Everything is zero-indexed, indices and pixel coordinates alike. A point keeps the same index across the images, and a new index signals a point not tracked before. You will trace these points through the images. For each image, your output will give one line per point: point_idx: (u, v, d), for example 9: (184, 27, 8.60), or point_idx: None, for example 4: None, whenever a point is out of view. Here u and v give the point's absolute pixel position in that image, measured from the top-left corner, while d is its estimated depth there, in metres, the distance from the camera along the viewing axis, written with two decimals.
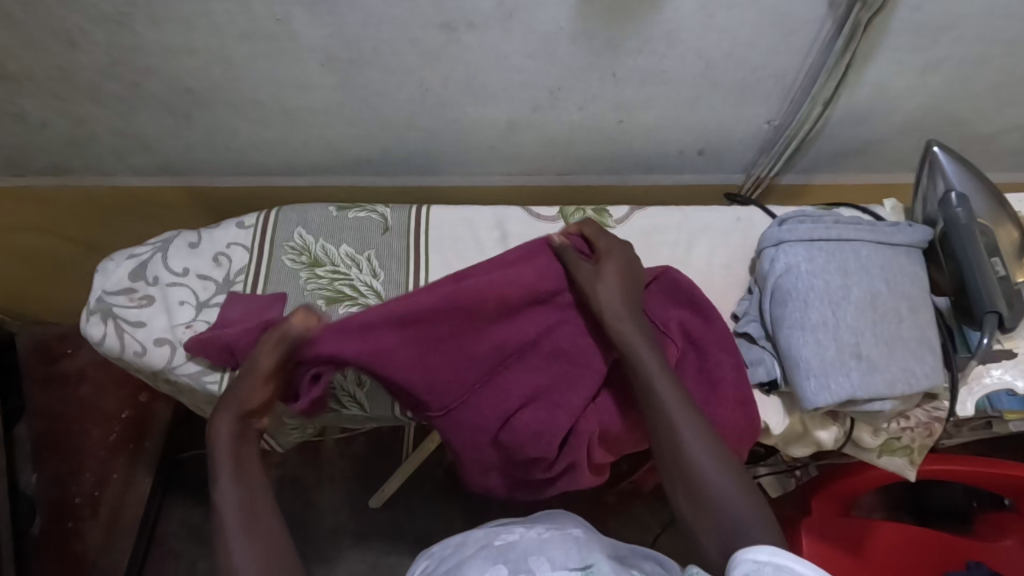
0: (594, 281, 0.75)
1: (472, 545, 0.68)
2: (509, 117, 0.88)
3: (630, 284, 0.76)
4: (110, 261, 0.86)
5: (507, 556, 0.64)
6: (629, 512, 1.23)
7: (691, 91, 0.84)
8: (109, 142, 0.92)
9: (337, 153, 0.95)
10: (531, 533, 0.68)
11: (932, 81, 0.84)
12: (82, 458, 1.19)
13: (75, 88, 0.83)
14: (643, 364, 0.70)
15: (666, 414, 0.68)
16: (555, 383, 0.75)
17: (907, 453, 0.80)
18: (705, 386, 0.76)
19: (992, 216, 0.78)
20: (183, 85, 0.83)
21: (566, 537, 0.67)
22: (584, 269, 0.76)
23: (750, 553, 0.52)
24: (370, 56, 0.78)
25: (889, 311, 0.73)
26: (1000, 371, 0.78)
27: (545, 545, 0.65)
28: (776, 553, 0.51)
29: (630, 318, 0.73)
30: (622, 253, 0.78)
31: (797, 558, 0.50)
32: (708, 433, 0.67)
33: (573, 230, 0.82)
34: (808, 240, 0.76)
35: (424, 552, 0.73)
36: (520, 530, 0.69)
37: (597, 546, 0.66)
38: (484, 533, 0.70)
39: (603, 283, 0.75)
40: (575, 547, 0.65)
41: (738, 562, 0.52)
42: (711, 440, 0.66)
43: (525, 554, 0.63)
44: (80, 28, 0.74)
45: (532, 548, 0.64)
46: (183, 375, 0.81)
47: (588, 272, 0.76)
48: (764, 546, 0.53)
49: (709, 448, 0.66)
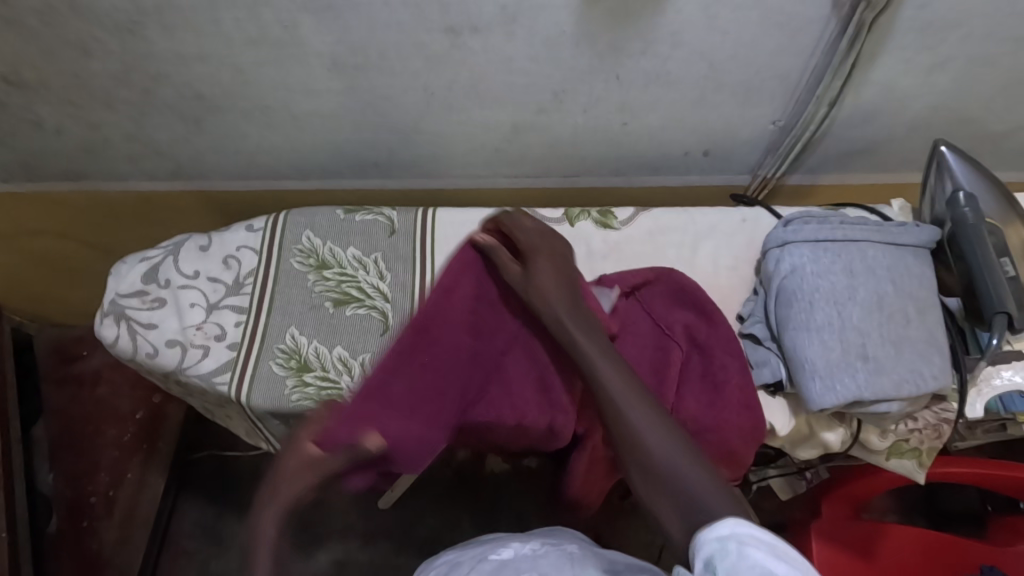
0: (525, 282, 0.74)
1: (466, 560, 0.69)
2: (513, 119, 0.89)
3: (562, 275, 0.75)
4: (123, 264, 0.88)
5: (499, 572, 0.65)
6: (637, 513, 1.23)
7: (696, 93, 0.84)
8: (122, 147, 0.94)
9: (344, 156, 0.96)
10: (525, 549, 0.69)
11: (941, 80, 0.83)
12: (97, 457, 1.23)
13: (88, 94, 0.84)
14: (583, 353, 0.69)
15: (611, 399, 0.65)
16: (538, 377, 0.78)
17: (916, 456, 0.79)
18: (708, 391, 0.76)
19: (1001, 216, 0.77)
20: (193, 91, 0.84)
21: (561, 552, 0.68)
22: (512, 270, 0.76)
23: (712, 530, 0.53)
24: (375, 61, 0.79)
25: (895, 312, 0.72)
26: (1010, 373, 0.77)
27: (537, 561, 0.66)
28: (736, 524, 0.52)
29: (566, 310, 0.72)
30: (541, 248, 0.77)
31: (752, 526, 0.52)
32: (656, 414, 0.64)
33: (491, 226, 0.80)
34: (813, 240, 0.76)
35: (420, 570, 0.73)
36: (513, 547, 0.70)
37: (591, 561, 0.67)
38: (479, 549, 0.71)
39: (535, 281, 0.74)
40: (567, 564, 0.65)
41: (701, 542, 0.53)
42: (660, 420, 0.63)
43: (517, 570, 0.65)
44: (94, 37, 0.76)
45: (524, 564, 0.65)
46: (193, 376, 0.82)
47: (517, 275, 0.75)
48: (723, 521, 0.54)
49: (659, 427, 0.62)
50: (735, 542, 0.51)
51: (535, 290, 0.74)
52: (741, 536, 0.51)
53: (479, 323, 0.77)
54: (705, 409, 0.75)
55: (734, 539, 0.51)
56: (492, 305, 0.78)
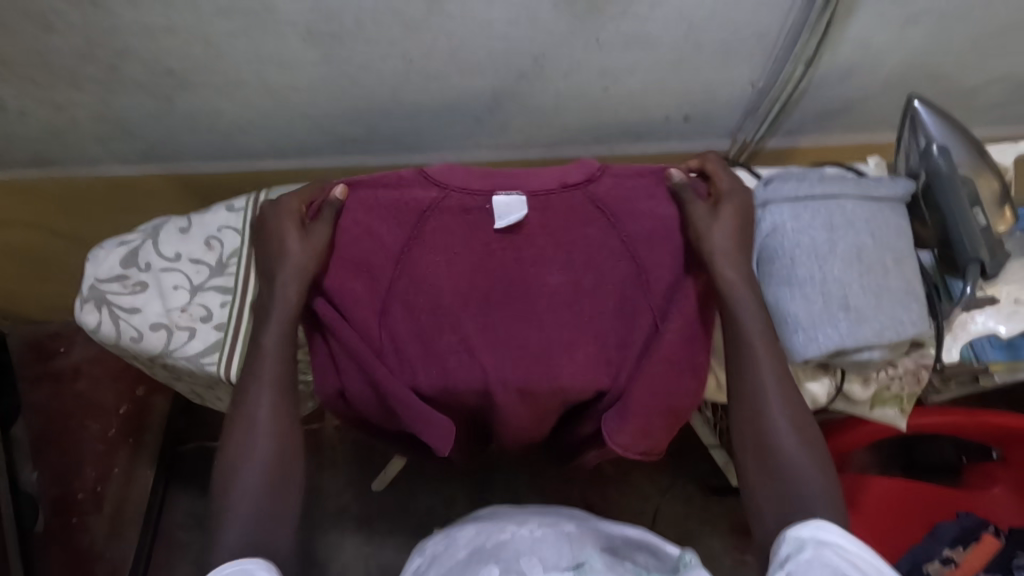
0: (709, 221, 0.73)
1: (462, 548, 0.69)
2: (494, 88, 0.88)
3: (743, 226, 0.74)
4: (100, 248, 0.86)
5: (498, 555, 0.65)
6: (629, 481, 1.25)
7: (675, 54, 0.85)
8: (93, 130, 0.92)
9: (324, 132, 0.95)
10: (523, 531, 0.69)
11: (913, 35, 0.85)
12: (81, 453, 1.22)
13: (53, 73, 0.82)
14: (746, 334, 0.70)
15: (759, 397, 0.68)
16: (454, 322, 0.75)
17: (897, 403, 0.83)
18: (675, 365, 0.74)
19: (974, 167, 0.80)
20: (164, 67, 0.82)
21: (557, 534, 0.68)
22: (697, 206, 0.75)
23: (794, 531, 0.57)
24: (351, 28, 0.78)
25: (874, 263, 0.74)
26: (984, 319, 0.80)
27: (536, 546, 0.66)
28: (817, 528, 0.56)
29: (746, 289, 0.71)
30: (742, 194, 0.75)
31: (840, 548, 0.54)
32: (793, 410, 0.67)
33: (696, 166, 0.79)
34: (793, 198, 0.77)
35: (417, 547, 0.75)
36: (511, 528, 0.70)
37: (587, 540, 0.68)
38: (475, 532, 0.71)
39: (717, 223, 0.73)
40: (566, 546, 0.66)
41: (784, 542, 0.57)
42: (793, 409, 0.67)
43: (517, 555, 0.65)
44: (57, 10, 0.74)
45: (523, 548, 0.66)
46: (181, 358, 0.82)
47: (701, 212, 0.74)
48: (803, 523, 0.58)
49: (792, 422, 0.67)
50: (813, 543, 0.55)
51: (715, 235, 0.73)
52: (822, 543, 0.55)
53: (357, 278, 0.76)
54: (674, 376, 0.74)
55: (813, 539, 0.55)
56: (352, 274, 0.76)
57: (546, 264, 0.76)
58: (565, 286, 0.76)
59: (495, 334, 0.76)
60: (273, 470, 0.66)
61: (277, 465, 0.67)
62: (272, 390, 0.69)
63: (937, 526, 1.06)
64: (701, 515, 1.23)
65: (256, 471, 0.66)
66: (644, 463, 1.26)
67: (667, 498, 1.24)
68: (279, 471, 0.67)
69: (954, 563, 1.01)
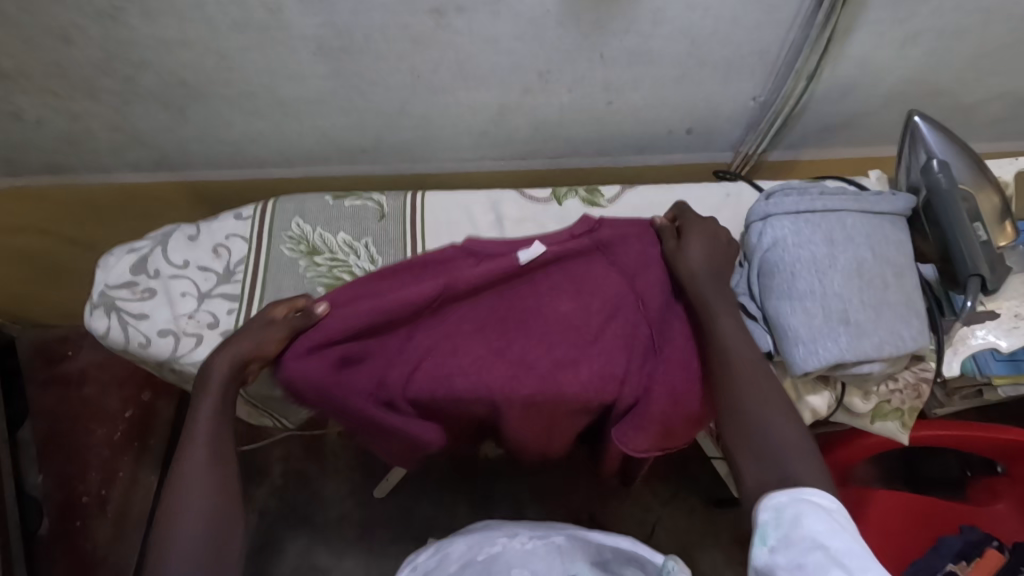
0: (679, 252, 0.79)
1: (454, 561, 0.69)
2: (499, 101, 0.89)
3: (713, 252, 0.79)
4: (111, 256, 0.87)
5: (492, 569, 0.69)
6: (632, 492, 1.25)
7: (679, 69, 0.86)
8: (106, 139, 0.93)
9: (331, 143, 0.96)
10: (514, 543, 0.71)
11: (914, 52, 0.86)
12: (88, 458, 1.23)
13: (69, 83, 0.83)
14: (712, 316, 0.74)
15: (730, 372, 0.70)
16: (462, 344, 0.77)
17: (898, 416, 0.82)
18: (683, 383, 0.75)
19: (974, 182, 0.80)
20: (178, 79, 0.84)
21: (549, 547, 0.71)
22: (670, 242, 0.81)
23: (772, 501, 0.57)
24: (361, 43, 0.79)
25: (874, 277, 0.75)
26: (985, 332, 0.81)
27: (528, 559, 0.70)
28: (796, 495, 0.57)
29: (712, 293, 0.76)
30: (707, 228, 0.81)
31: (817, 517, 0.54)
32: (767, 386, 0.69)
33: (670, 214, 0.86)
34: (794, 212, 0.78)
35: (405, 561, 0.74)
36: (503, 540, 0.71)
37: (579, 553, 0.70)
38: (466, 545, 0.72)
39: (687, 252, 0.78)
40: (558, 560, 0.69)
41: (761, 511, 0.57)
42: (767, 386, 0.69)
43: (509, 567, 0.69)
44: (75, 24, 0.76)
45: (516, 561, 0.70)
46: (188, 364, 0.82)
47: (673, 246, 0.80)
48: (782, 490, 0.59)
49: (766, 394, 0.68)
50: (793, 508, 0.56)
51: (688, 261, 0.78)
52: (800, 508, 0.55)
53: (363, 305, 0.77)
54: (671, 398, 0.75)
55: (792, 506, 0.56)
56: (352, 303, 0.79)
57: (558, 293, 0.80)
58: (571, 315, 0.78)
59: (502, 355, 0.77)
60: (217, 491, 0.65)
61: (223, 485, 0.65)
62: (212, 400, 0.71)
63: (940, 541, 1.05)
64: (703, 526, 1.23)
65: (206, 491, 0.64)
66: (646, 474, 1.26)
67: (670, 509, 1.24)
68: (222, 494, 0.65)
69: None
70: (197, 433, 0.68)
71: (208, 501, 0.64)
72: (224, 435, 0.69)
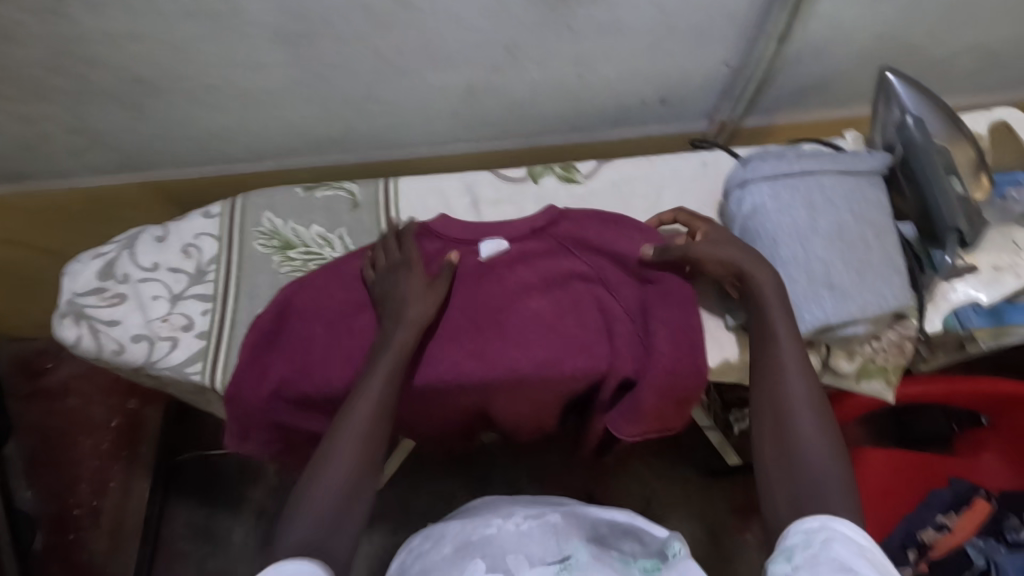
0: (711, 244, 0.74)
1: (449, 544, 0.68)
2: (468, 81, 0.87)
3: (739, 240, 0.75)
4: (77, 262, 0.85)
5: (485, 551, 0.64)
6: (628, 468, 1.25)
7: (649, 38, 0.84)
8: (63, 141, 0.90)
9: (298, 133, 0.94)
10: (509, 525, 0.68)
11: (884, 8, 0.85)
12: (77, 469, 1.21)
13: (18, 85, 0.80)
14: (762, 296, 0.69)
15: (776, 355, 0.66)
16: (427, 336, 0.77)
17: (884, 375, 0.82)
18: (671, 371, 0.74)
19: (949, 136, 0.79)
20: (131, 75, 0.80)
21: (544, 527, 0.68)
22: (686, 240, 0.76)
23: (802, 524, 0.55)
24: (319, 27, 0.76)
25: (854, 239, 0.74)
26: (965, 287, 0.79)
27: (523, 542, 0.66)
28: (826, 519, 0.55)
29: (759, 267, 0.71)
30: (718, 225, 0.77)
31: (847, 544, 0.52)
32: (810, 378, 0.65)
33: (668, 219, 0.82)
34: (771, 177, 0.77)
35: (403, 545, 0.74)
36: (497, 522, 0.69)
37: (574, 531, 0.68)
38: (461, 526, 0.70)
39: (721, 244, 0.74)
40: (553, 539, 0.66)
41: (788, 533, 0.56)
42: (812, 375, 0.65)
43: (502, 552, 0.64)
44: (17, 21, 0.72)
45: (510, 545, 0.65)
46: (164, 369, 0.80)
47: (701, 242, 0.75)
48: (811, 514, 0.57)
49: (808, 383, 0.64)
50: (823, 533, 0.54)
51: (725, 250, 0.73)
52: (830, 531, 0.54)
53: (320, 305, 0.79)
54: (661, 384, 0.75)
55: (822, 531, 0.54)
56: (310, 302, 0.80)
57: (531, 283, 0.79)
58: (544, 310, 0.78)
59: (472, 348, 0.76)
60: (353, 473, 0.62)
61: (363, 464, 0.63)
62: (386, 370, 0.68)
63: (931, 494, 1.06)
64: (700, 496, 1.24)
65: (341, 474, 0.61)
66: (641, 449, 1.26)
67: (666, 481, 1.25)
68: (358, 475, 0.62)
69: (947, 528, 1.02)
70: (356, 413, 0.65)
71: (343, 480, 0.61)
72: (386, 411, 0.66)
